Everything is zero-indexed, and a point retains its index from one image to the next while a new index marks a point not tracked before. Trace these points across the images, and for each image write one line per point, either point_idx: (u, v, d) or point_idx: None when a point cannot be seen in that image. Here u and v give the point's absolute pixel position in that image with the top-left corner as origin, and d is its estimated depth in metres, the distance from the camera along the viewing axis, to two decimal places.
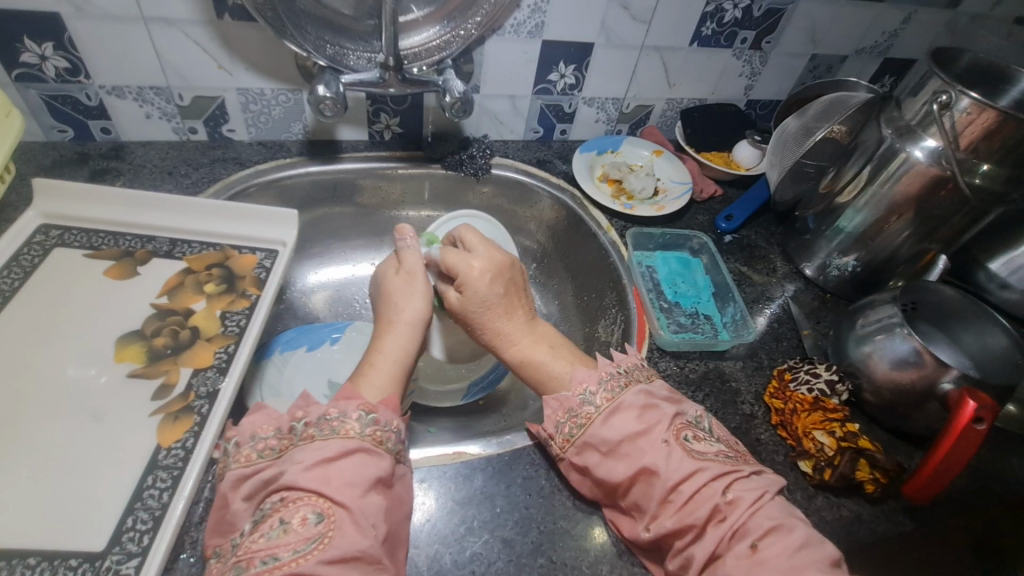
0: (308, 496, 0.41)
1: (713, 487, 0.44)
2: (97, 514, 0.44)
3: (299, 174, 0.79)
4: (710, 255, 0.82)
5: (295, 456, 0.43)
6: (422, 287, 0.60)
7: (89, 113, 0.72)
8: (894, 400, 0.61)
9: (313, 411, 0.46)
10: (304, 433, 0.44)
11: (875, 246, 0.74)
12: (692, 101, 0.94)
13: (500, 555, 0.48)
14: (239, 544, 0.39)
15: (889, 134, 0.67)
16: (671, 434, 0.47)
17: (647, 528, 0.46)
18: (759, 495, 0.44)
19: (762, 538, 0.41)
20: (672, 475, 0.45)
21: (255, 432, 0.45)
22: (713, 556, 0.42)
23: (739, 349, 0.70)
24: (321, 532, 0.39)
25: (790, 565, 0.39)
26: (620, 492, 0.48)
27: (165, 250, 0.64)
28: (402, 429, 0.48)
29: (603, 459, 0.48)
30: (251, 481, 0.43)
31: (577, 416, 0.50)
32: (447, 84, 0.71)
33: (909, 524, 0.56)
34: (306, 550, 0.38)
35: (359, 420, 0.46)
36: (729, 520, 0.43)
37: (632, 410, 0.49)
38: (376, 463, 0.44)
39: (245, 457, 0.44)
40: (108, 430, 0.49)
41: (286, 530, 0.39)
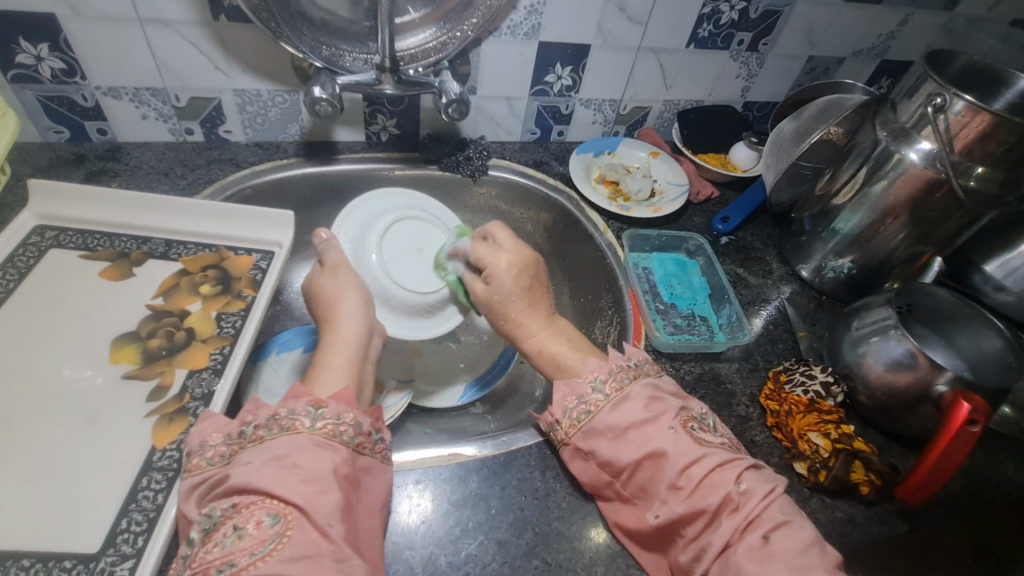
0: (262, 499, 0.40)
1: (723, 474, 0.44)
2: (91, 516, 0.44)
3: (296, 175, 0.79)
4: (706, 256, 0.82)
5: (242, 459, 0.43)
6: (349, 276, 0.60)
7: (85, 114, 0.72)
8: (888, 402, 0.61)
9: (262, 414, 0.46)
10: (253, 436, 0.44)
11: (871, 248, 0.74)
12: (690, 103, 0.94)
13: (495, 556, 0.48)
14: (193, 555, 0.38)
15: (883, 137, 0.67)
16: (678, 422, 0.48)
17: (656, 514, 0.45)
18: (769, 489, 0.44)
19: (773, 530, 0.41)
20: (681, 460, 0.45)
21: (204, 442, 0.46)
22: (725, 545, 0.42)
23: (735, 350, 0.70)
24: (278, 533, 0.38)
25: (798, 563, 0.39)
26: (627, 477, 0.47)
27: (161, 251, 0.64)
28: (361, 421, 0.48)
29: (611, 443, 0.48)
30: (200, 488, 0.43)
31: (586, 402, 0.50)
32: (443, 86, 0.71)
33: (903, 526, 0.56)
34: (262, 553, 0.37)
35: (309, 416, 0.45)
36: (743, 510, 0.42)
37: (639, 399, 0.49)
38: (329, 457, 0.43)
39: (194, 466, 0.45)
40: (103, 431, 0.49)
41: (240, 535, 0.38)
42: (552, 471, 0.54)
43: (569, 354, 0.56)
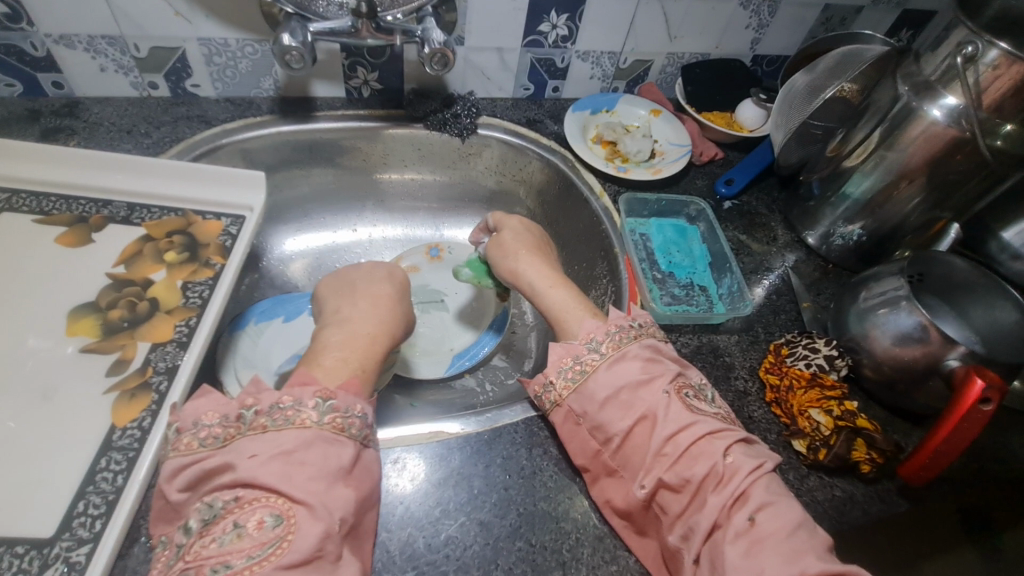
0: (265, 496, 0.38)
1: (713, 443, 0.43)
2: (46, 499, 0.41)
3: (271, 134, 0.74)
4: (707, 222, 0.78)
5: (246, 448, 0.40)
6: (384, 307, 0.57)
7: (36, 65, 0.66)
8: (894, 376, 0.58)
9: (264, 398, 0.43)
10: (254, 423, 0.42)
11: (883, 214, 0.70)
12: (694, 56, 0.88)
13: (477, 538, 0.46)
14: (187, 545, 0.37)
15: (905, 92, 0.61)
16: (672, 386, 0.46)
17: (642, 484, 0.44)
18: (757, 465, 0.42)
19: (759, 511, 0.40)
20: (670, 425, 0.44)
21: (198, 419, 0.42)
22: (713, 527, 0.40)
23: (736, 322, 0.66)
24: (280, 536, 0.36)
25: (787, 548, 0.38)
26: (615, 445, 0.46)
27: (123, 216, 0.59)
28: (368, 412, 0.46)
29: (602, 405, 0.46)
30: (190, 470, 0.40)
31: (581, 363, 0.48)
32: (426, 35, 0.65)
33: (902, 504, 0.54)
34: (261, 556, 0.35)
35: (316, 408, 0.43)
36: (729, 486, 0.41)
37: (637, 359, 0.47)
38: (338, 453, 0.41)
39: (186, 445, 0.41)
40: (60, 409, 0.46)
41: (240, 535, 0.36)
42: (539, 449, 0.52)
43: (567, 306, 0.55)
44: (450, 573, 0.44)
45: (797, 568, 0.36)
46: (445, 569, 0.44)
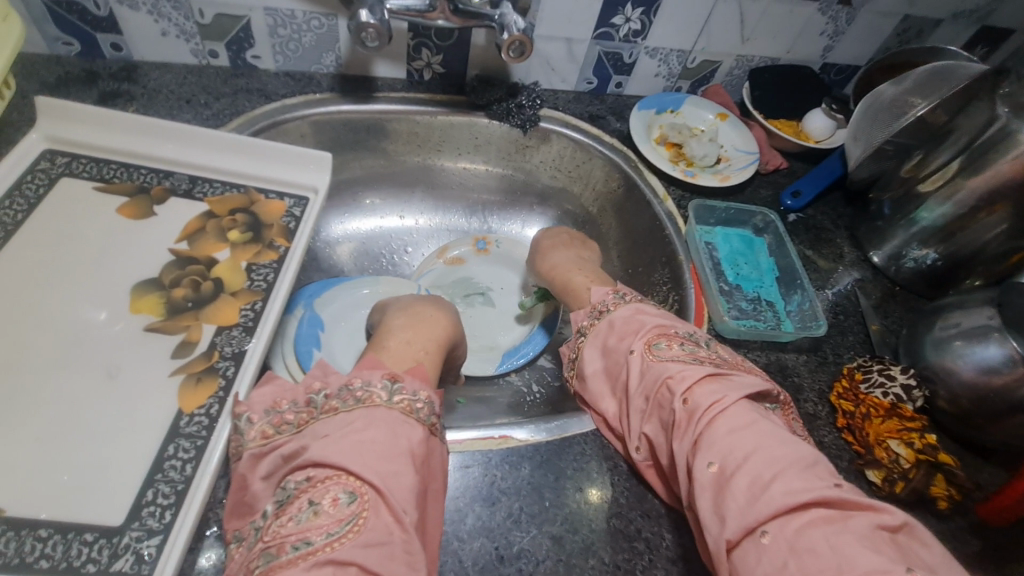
0: (338, 475, 0.36)
1: (675, 387, 0.43)
2: (114, 485, 0.39)
3: (330, 112, 0.72)
4: (775, 235, 0.75)
5: (318, 430, 0.39)
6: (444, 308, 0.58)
7: (97, 25, 0.63)
8: (973, 410, 0.56)
9: (333, 382, 0.42)
10: (325, 406, 0.41)
11: (961, 239, 0.67)
12: (764, 60, 0.85)
13: (550, 553, 0.44)
14: (264, 527, 0.35)
15: (1004, 114, 0.59)
16: (641, 343, 0.48)
17: (636, 444, 0.46)
18: (718, 398, 0.41)
19: (718, 449, 0.38)
20: (643, 382, 0.45)
21: (271, 406, 0.42)
22: (685, 470, 0.40)
23: (804, 341, 0.64)
24: (355, 513, 0.34)
25: (751, 484, 0.35)
26: (611, 410, 0.49)
27: (184, 189, 0.57)
28: (435, 400, 0.44)
29: (591, 378, 0.51)
30: (271, 457, 0.39)
31: (580, 338, 0.54)
32: (504, 20, 0.63)
33: (977, 544, 0.52)
34: (340, 533, 0.33)
35: (384, 389, 0.41)
36: (688, 428, 0.40)
37: (614, 327, 0.51)
38: (407, 434, 0.39)
39: (262, 434, 0.40)
40: (125, 389, 0.44)
41: (316, 512, 0.34)
42: (609, 462, 0.50)
43: (589, 277, 0.63)
44: None
45: (755, 507, 0.34)
46: None
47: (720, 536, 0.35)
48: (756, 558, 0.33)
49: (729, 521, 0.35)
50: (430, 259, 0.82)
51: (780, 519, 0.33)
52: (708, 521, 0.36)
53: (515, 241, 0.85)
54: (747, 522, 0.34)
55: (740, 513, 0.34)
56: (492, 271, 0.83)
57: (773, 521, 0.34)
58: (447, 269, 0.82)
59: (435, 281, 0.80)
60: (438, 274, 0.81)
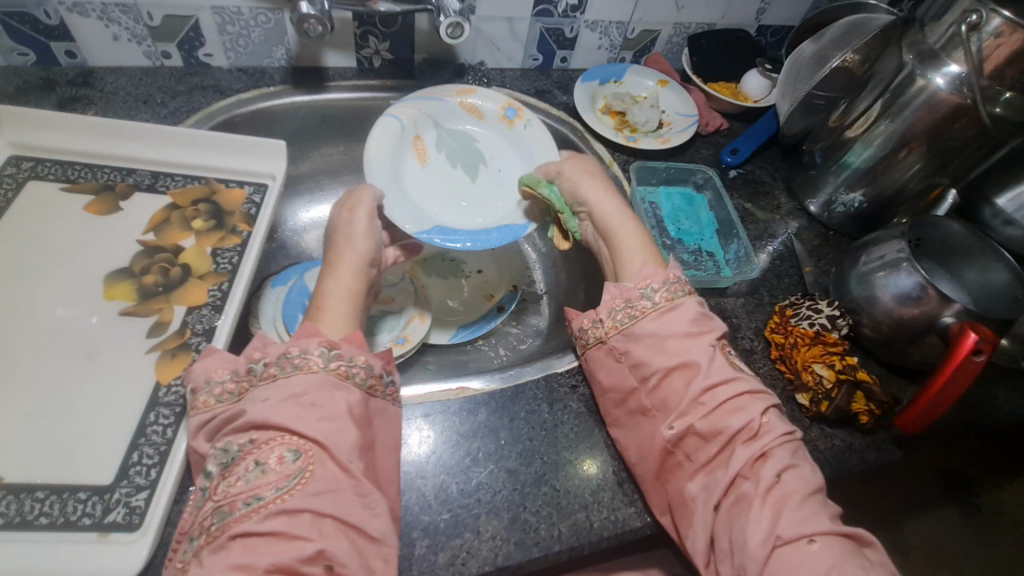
0: (281, 437, 0.40)
1: (751, 404, 0.45)
2: (101, 451, 0.44)
3: (286, 104, 0.75)
4: (714, 190, 0.80)
5: (258, 394, 0.43)
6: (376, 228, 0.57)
7: (50, 33, 0.66)
8: (893, 334, 0.61)
9: (271, 351, 0.45)
10: (264, 373, 0.44)
11: (883, 181, 0.72)
12: (701, 26, 0.88)
13: (506, 484, 0.49)
14: (213, 488, 0.39)
15: (910, 61, 0.63)
16: (718, 343, 0.49)
17: (671, 425, 0.46)
18: (789, 428, 0.45)
19: (785, 470, 0.42)
20: (712, 379, 0.46)
21: (210, 377, 0.45)
22: (737, 475, 0.43)
23: (741, 286, 0.69)
24: (301, 468, 0.39)
25: (803, 508, 0.41)
26: (652, 384, 0.48)
27: (147, 184, 0.60)
28: (373, 364, 0.47)
29: (645, 347, 0.49)
30: (211, 424, 0.43)
31: (632, 307, 0.51)
32: (441, 3, 0.66)
33: (896, 453, 0.58)
34: (288, 487, 0.38)
35: (322, 356, 0.45)
36: (759, 441, 0.44)
37: (688, 311, 0.50)
38: (345, 396, 0.43)
39: (204, 403, 0.44)
40: (105, 367, 0.48)
41: (263, 470, 0.38)
42: (559, 404, 0.55)
43: (632, 240, 0.59)
44: (482, 515, 0.47)
45: (808, 527, 0.39)
46: (477, 511, 0.47)
47: (770, 533, 0.40)
48: (802, 558, 0.38)
49: (783, 527, 0.39)
50: (448, 89, 0.71)
51: (830, 538, 0.39)
52: (760, 520, 0.40)
53: (545, 132, 0.70)
54: (801, 533, 0.39)
55: (795, 523, 0.40)
56: (485, 146, 0.72)
57: (822, 536, 0.39)
58: (452, 111, 0.70)
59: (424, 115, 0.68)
60: None
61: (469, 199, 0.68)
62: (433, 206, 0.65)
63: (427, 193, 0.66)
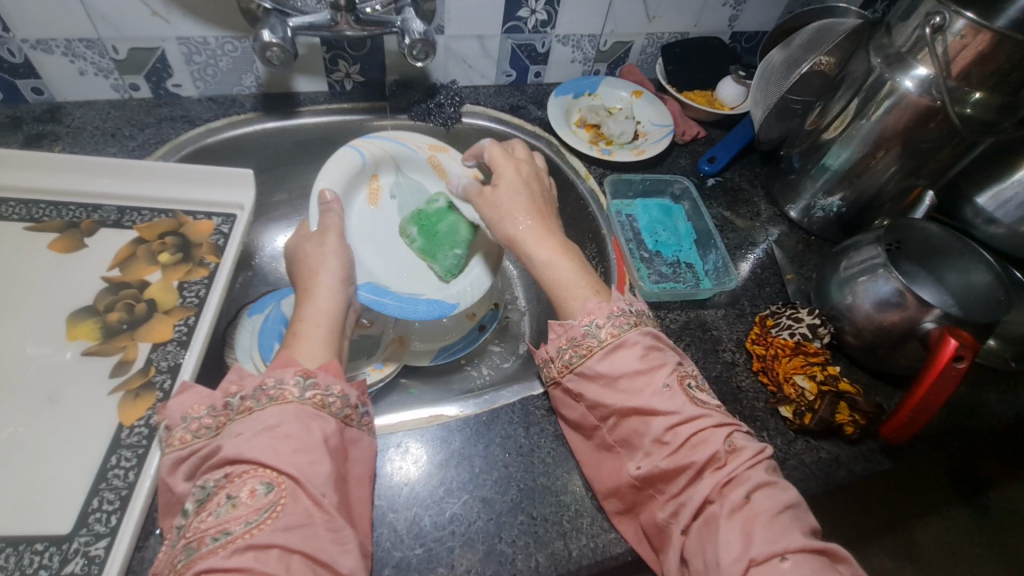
0: (254, 469, 0.39)
1: (715, 433, 0.44)
2: (61, 499, 0.42)
3: (258, 131, 0.74)
4: (691, 200, 0.79)
5: (233, 429, 0.41)
6: (336, 245, 0.57)
7: (14, 71, 0.65)
8: (875, 341, 0.60)
9: (247, 384, 0.44)
10: (241, 407, 0.43)
11: (861, 184, 0.71)
12: (674, 36, 0.88)
13: (481, 514, 0.48)
14: (187, 525, 0.38)
15: (877, 64, 0.63)
16: (674, 377, 0.47)
17: (638, 465, 0.45)
18: (759, 449, 0.44)
19: (755, 491, 0.41)
20: (673, 417, 0.45)
21: (186, 414, 0.43)
22: (706, 501, 0.42)
23: (722, 296, 0.68)
24: (274, 501, 0.38)
25: (775, 525, 0.39)
26: (612, 424, 0.47)
27: (113, 220, 0.60)
28: (350, 393, 0.46)
29: (600, 389, 0.48)
30: (189, 462, 0.41)
31: (578, 345, 0.49)
32: (406, 25, 0.66)
33: (885, 462, 0.56)
34: (259, 520, 0.37)
35: (298, 385, 0.44)
36: (726, 467, 0.42)
37: (636, 347, 0.48)
38: (321, 425, 0.42)
39: (180, 440, 0.42)
40: (66, 411, 0.47)
41: (234, 504, 0.37)
42: (536, 426, 0.54)
43: (565, 279, 0.54)
44: (456, 548, 0.46)
45: (782, 544, 0.38)
46: (451, 545, 0.46)
47: (744, 553, 0.38)
48: None
49: (757, 548, 0.38)
50: (422, 142, 0.72)
51: (803, 555, 0.38)
52: (731, 542, 0.39)
53: None
54: (773, 552, 0.38)
55: (768, 540, 0.38)
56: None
57: (796, 552, 0.38)
58: (419, 163, 0.71)
59: (389, 158, 0.70)
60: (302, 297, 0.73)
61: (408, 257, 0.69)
62: (370, 247, 0.67)
63: (367, 234, 0.67)
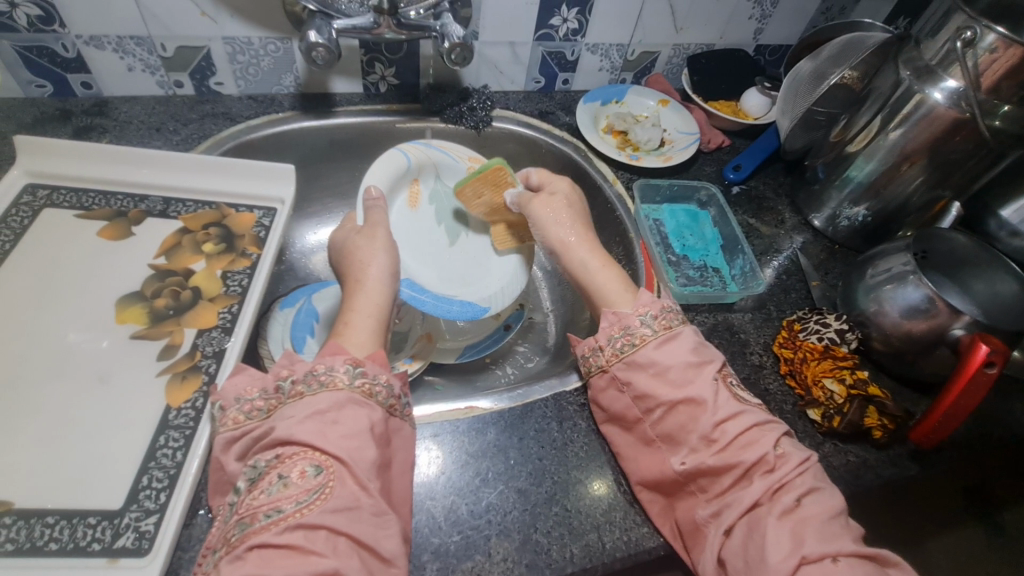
0: (305, 451, 0.40)
1: (761, 438, 0.45)
2: (111, 476, 0.44)
3: (295, 129, 0.76)
4: (718, 206, 0.81)
5: (287, 412, 0.43)
6: (385, 239, 0.58)
7: (67, 66, 0.68)
8: (903, 347, 0.61)
9: (298, 369, 0.45)
10: (292, 391, 0.44)
11: (887, 195, 0.72)
12: (699, 47, 0.90)
13: (516, 504, 0.48)
14: (239, 502, 0.39)
15: (906, 77, 0.64)
16: (719, 374, 0.48)
17: (683, 460, 0.46)
18: (806, 455, 0.44)
19: (804, 496, 0.42)
20: (720, 413, 0.45)
21: (240, 395, 0.45)
22: (754, 504, 0.42)
23: (748, 301, 0.69)
24: (322, 483, 0.39)
25: (824, 531, 0.40)
26: (657, 416, 0.48)
27: (159, 210, 0.61)
28: (394, 383, 0.47)
29: (651, 378, 0.48)
30: (241, 442, 0.43)
31: (632, 335, 0.50)
32: (444, 29, 0.67)
33: (913, 467, 0.57)
34: (308, 501, 0.37)
35: (347, 373, 0.45)
36: (776, 473, 0.43)
37: (688, 341, 0.49)
38: (368, 413, 0.43)
39: (233, 420, 0.44)
40: (116, 391, 0.49)
41: (286, 484, 0.38)
42: (568, 421, 0.55)
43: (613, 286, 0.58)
44: (493, 537, 0.46)
45: (834, 547, 0.39)
46: (488, 533, 0.46)
47: (796, 551, 0.39)
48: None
49: (808, 548, 0.38)
50: (463, 153, 0.72)
51: (854, 558, 0.39)
52: (780, 542, 0.39)
53: None
54: (826, 552, 0.38)
55: (821, 541, 0.39)
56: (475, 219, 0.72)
57: (846, 556, 0.39)
58: (459, 173, 0.71)
59: (430, 165, 0.70)
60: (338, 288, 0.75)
61: (443, 261, 0.69)
62: (411, 250, 0.68)
63: (404, 237, 0.68)
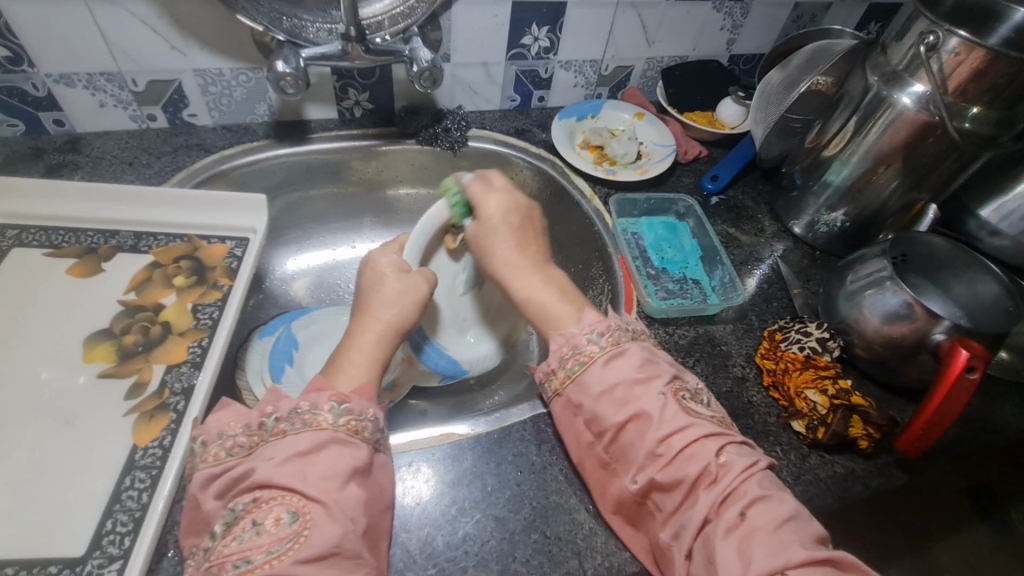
0: (282, 495, 0.39)
1: (706, 445, 0.43)
2: (76, 520, 0.43)
3: (270, 157, 0.76)
4: (696, 218, 0.81)
5: (267, 453, 0.41)
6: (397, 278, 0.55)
7: (38, 104, 0.68)
8: (885, 354, 0.60)
9: (283, 405, 0.44)
10: (275, 428, 0.43)
11: (864, 199, 0.72)
12: (673, 60, 0.90)
13: (492, 534, 0.47)
14: (211, 548, 0.38)
15: (875, 82, 0.64)
16: (669, 387, 0.47)
17: (634, 480, 0.45)
18: (751, 462, 0.43)
19: (750, 507, 0.40)
20: (665, 427, 0.44)
21: (223, 431, 0.43)
22: (704, 521, 0.41)
23: (730, 312, 0.69)
24: (297, 531, 0.38)
25: (775, 540, 0.38)
26: (609, 439, 0.46)
27: (130, 244, 0.61)
28: (380, 416, 0.46)
29: (595, 402, 0.47)
30: (220, 480, 0.41)
31: (581, 354, 0.49)
32: (413, 54, 0.68)
33: (901, 477, 0.56)
34: (280, 551, 0.37)
35: (332, 411, 0.44)
36: (721, 484, 0.41)
37: (634, 356, 0.48)
38: (352, 453, 0.42)
39: (213, 457, 0.42)
40: (81, 433, 0.48)
41: (258, 532, 0.38)
42: (547, 444, 0.54)
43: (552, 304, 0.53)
44: (470, 568, 0.45)
45: (783, 559, 0.37)
46: (464, 565, 0.45)
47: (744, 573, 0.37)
48: None
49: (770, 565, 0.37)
50: None
51: (806, 568, 0.37)
52: (728, 560, 0.38)
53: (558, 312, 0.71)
54: (773, 567, 0.37)
55: (768, 557, 0.38)
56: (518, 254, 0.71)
57: (797, 568, 0.37)
58: None
59: None
60: (323, 312, 0.75)
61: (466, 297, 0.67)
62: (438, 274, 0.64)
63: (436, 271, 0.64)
